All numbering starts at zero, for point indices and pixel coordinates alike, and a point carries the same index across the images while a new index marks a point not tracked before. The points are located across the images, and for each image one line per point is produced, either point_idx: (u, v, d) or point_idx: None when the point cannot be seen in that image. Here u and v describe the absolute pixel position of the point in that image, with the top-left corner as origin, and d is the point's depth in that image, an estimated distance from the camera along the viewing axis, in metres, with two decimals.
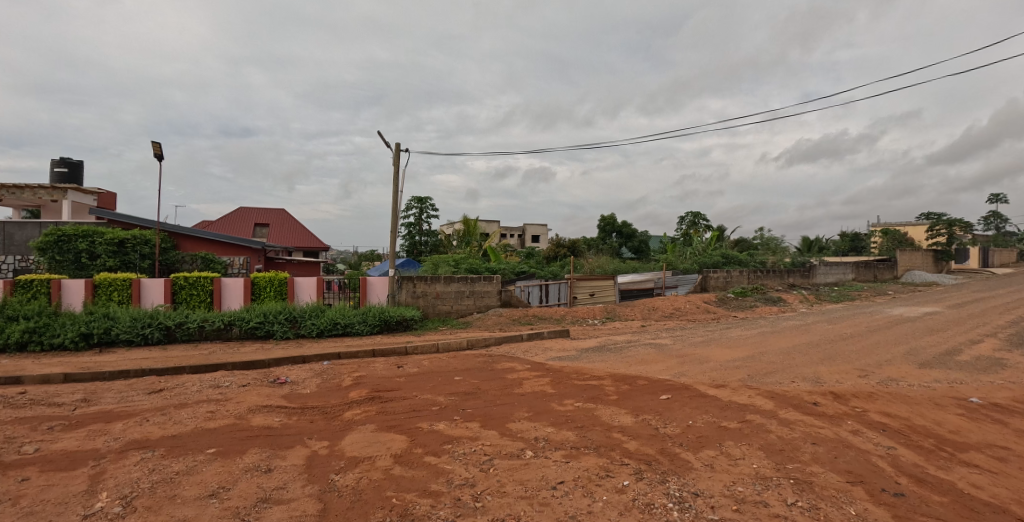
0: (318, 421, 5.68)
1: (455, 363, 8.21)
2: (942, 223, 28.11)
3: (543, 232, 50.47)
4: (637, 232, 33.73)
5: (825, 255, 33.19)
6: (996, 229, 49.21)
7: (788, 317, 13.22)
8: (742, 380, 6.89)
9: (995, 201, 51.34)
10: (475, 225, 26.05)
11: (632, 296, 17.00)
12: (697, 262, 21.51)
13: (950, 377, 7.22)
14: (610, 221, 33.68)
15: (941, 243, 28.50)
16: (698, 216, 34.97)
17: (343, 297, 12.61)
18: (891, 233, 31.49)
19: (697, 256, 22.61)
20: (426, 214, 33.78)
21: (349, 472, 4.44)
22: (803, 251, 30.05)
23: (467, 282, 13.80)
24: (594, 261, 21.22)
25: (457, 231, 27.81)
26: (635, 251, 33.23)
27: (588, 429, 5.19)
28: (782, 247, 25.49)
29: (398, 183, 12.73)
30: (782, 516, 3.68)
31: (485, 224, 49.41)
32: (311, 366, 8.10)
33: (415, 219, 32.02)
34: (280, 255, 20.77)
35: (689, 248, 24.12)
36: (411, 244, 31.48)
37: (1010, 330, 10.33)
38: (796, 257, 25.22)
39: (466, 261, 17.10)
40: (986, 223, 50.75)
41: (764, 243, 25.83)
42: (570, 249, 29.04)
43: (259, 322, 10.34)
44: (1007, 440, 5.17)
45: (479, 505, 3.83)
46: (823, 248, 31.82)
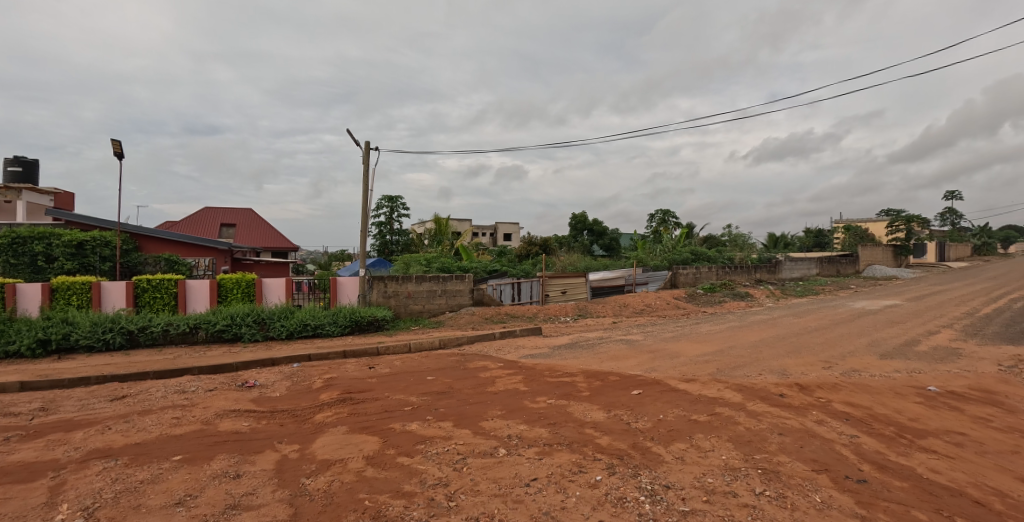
0: (288, 424, 5.56)
1: (428, 363, 8.16)
2: (902, 219, 29.20)
3: (516, 232, 50.64)
4: (608, 230, 34.04)
5: (791, 251, 34.17)
6: (951, 225, 51.43)
7: (756, 311, 13.57)
8: (711, 374, 7.03)
9: (950, 197, 53.52)
10: (446, 224, 25.87)
11: (603, 293, 17.15)
12: (668, 259, 21.83)
13: (909, 367, 7.50)
14: (581, 220, 33.84)
15: (899, 238, 29.64)
16: (668, 214, 35.60)
17: (313, 298, 12.40)
18: (854, 229, 32.25)
19: (668, 253, 22.98)
20: (398, 213, 33.44)
21: (320, 475, 4.36)
22: (769, 247, 30.85)
23: (439, 281, 13.73)
24: (566, 259, 21.34)
25: (429, 230, 27.61)
26: (607, 249, 33.58)
27: (560, 426, 5.21)
28: (749, 243, 26.11)
29: (368, 182, 12.56)
30: (751, 505, 3.75)
31: (458, 224, 49.27)
32: (280, 369, 7.93)
33: (386, 218, 31.72)
34: (247, 256, 20.33)
35: (659, 246, 24.43)
36: (382, 244, 31.15)
37: (964, 321, 10.81)
38: (764, 254, 25.87)
39: (438, 260, 16.99)
40: (941, 220, 53.04)
41: (732, 239, 26.43)
42: (542, 247, 29.15)
43: (226, 325, 10.06)
44: (963, 426, 5.40)
45: (452, 504, 3.80)
46: (788, 244, 32.75)
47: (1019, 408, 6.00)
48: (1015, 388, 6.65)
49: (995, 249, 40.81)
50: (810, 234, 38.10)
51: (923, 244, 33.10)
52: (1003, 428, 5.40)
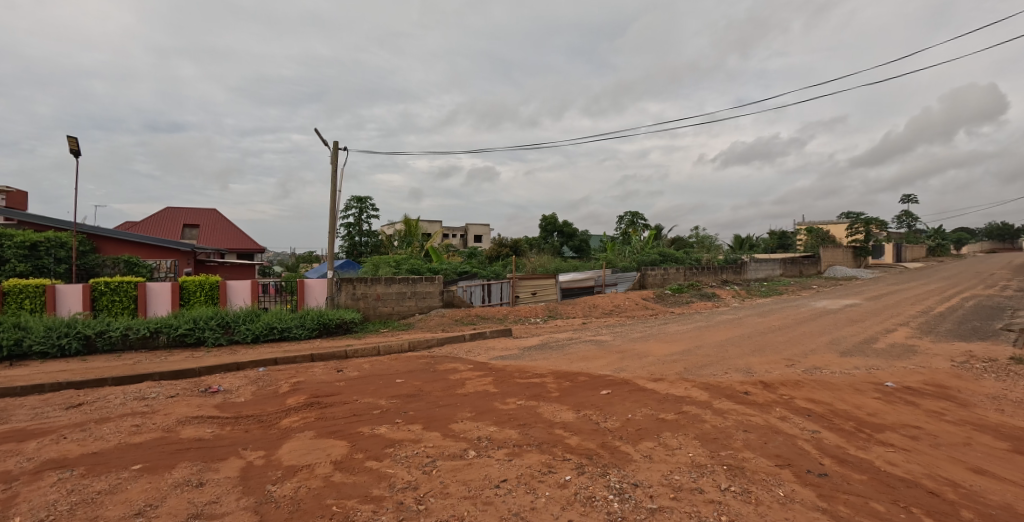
0: (253, 430, 5.42)
1: (397, 365, 8.07)
2: (861, 221, 30.28)
3: (487, 233, 50.73)
4: (578, 232, 34.37)
5: (757, 252, 35.05)
6: (907, 227, 53.61)
7: (722, 311, 13.86)
8: (679, 374, 7.14)
9: (908, 201, 55.56)
10: (416, 225, 25.71)
11: (573, 294, 17.28)
12: (637, 260, 22.16)
13: (868, 364, 7.77)
14: (552, 221, 34.05)
15: (859, 240, 30.72)
16: (637, 216, 36.19)
17: (280, 301, 12.15)
18: (816, 231, 33.33)
19: (637, 254, 23.33)
20: (369, 214, 33.03)
21: (286, 482, 4.25)
22: (735, 249, 31.60)
23: (408, 283, 13.62)
24: (536, 260, 21.43)
25: (398, 231, 27.35)
26: (576, 250, 33.89)
27: (530, 426, 5.21)
28: (716, 245, 26.73)
29: (336, 182, 12.38)
30: (717, 501, 3.82)
31: (429, 225, 49.05)
32: (246, 373, 7.73)
33: (355, 219, 31.36)
34: (212, 257, 19.80)
35: (629, 247, 24.76)
36: (351, 245, 30.76)
37: (918, 319, 11.27)
38: (730, 255, 26.50)
39: (407, 262, 16.86)
40: (898, 222, 55.41)
41: (699, 241, 27.00)
42: (513, 249, 29.19)
43: (188, 329, 9.75)
44: (918, 420, 5.62)
45: (422, 508, 3.76)
46: (754, 245, 33.61)
47: (969, 401, 6.28)
48: (965, 383, 6.96)
49: (947, 250, 42.81)
50: (775, 235, 39.20)
51: (880, 245, 34.41)
52: (955, 421, 5.64)
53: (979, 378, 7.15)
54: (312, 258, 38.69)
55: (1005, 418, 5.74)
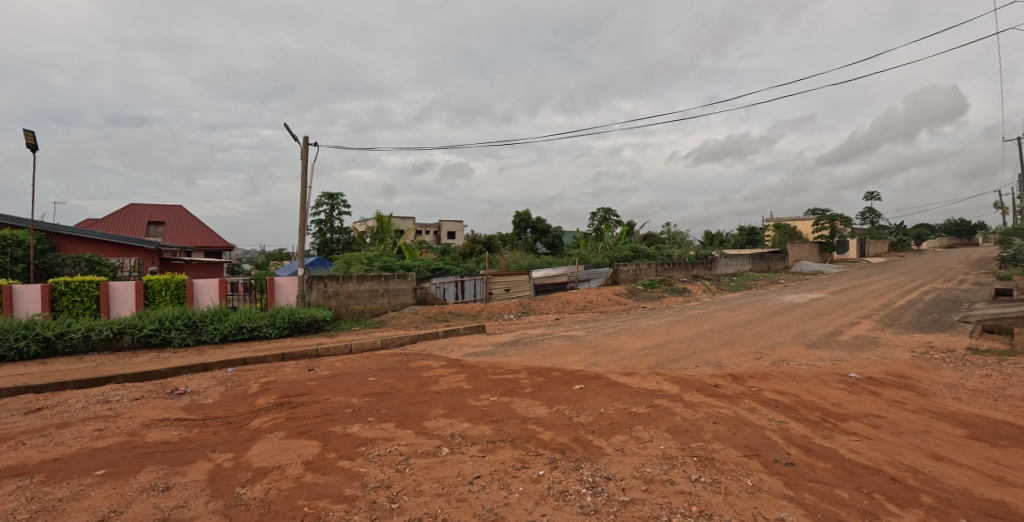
0: (222, 432, 5.30)
1: (370, 364, 7.98)
2: (827, 218, 31.18)
3: (461, 230, 50.67)
4: (551, 228, 34.54)
5: (727, 248, 35.74)
6: (870, 224, 55.41)
7: (693, 306, 14.09)
8: (651, 368, 7.24)
9: (871, 198, 57.38)
10: (389, 221, 25.48)
11: (547, 289, 17.28)
12: (610, 256, 22.37)
13: (833, 356, 8.00)
14: (526, 217, 34.09)
15: (825, 235, 31.61)
16: (610, 212, 36.56)
17: (249, 300, 11.89)
18: (783, 227, 34.17)
19: (609, 250, 23.56)
20: (340, 211, 32.53)
21: (256, 484, 4.17)
22: (706, 245, 32.18)
23: (380, 281, 13.49)
24: (510, 257, 21.45)
25: (370, 228, 27.01)
26: (550, 246, 34.07)
27: (503, 422, 5.22)
28: (687, 240, 27.17)
29: (306, 178, 12.16)
30: (687, 492, 3.89)
31: (402, 222, 48.69)
32: (214, 374, 7.55)
33: (326, 216, 30.89)
34: (178, 255, 19.24)
35: (602, 243, 24.97)
36: (322, 242, 30.27)
37: (880, 312, 11.65)
38: (702, 251, 26.99)
39: (380, 259, 16.74)
40: (862, 218, 57.28)
41: (671, 236, 27.39)
42: (486, 245, 29.15)
43: (154, 329, 9.47)
44: (880, 409, 5.81)
45: (395, 506, 3.73)
46: (724, 241, 34.32)
47: (929, 391, 6.52)
48: (925, 373, 7.24)
49: (908, 246, 44.48)
50: (744, 230, 40.02)
51: (845, 241, 35.48)
52: (915, 409, 5.86)
53: (937, 368, 7.44)
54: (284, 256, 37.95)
55: (961, 406, 5.99)
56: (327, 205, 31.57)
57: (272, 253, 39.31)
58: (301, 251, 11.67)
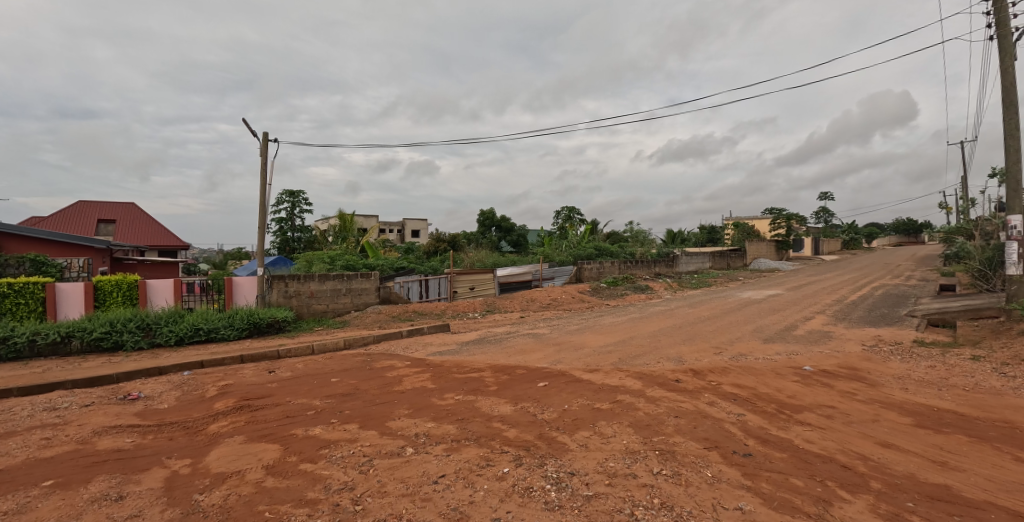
0: (178, 437, 5.13)
1: (333, 365, 7.85)
2: (782, 217, 32.34)
3: (424, 228, 50.46)
4: (516, 226, 34.78)
5: (687, 246, 36.62)
6: (824, 223, 57.68)
7: (655, 303, 14.36)
8: (614, 364, 7.35)
9: (825, 198, 59.65)
10: (351, 219, 25.10)
11: (511, 288, 17.52)
12: (573, 254, 22.63)
13: (789, 350, 8.31)
14: (490, 215, 34.14)
15: (781, 234, 32.79)
16: (575, 211, 37.03)
17: (206, 300, 11.55)
18: (742, 226, 35.22)
19: (572, 248, 23.80)
20: (302, 209, 31.85)
21: (214, 490, 4.05)
22: (668, 244, 32.93)
23: (343, 280, 13.28)
24: (474, 255, 21.40)
25: (333, 226, 26.51)
26: (514, 245, 34.33)
27: (468, 421, 5.21)
28: (650, 239, 27.82)
29: (266, 174, 11.86)
30: (649, 485, 3.97)
31: (365, 221, 48.14)
32: (170, 378, 7.28)
33: (287, 214, 30.23)
34: (129, 255, 18.47)
35: (566, 241, 25.19)
36: (283, 241, 29.61)
37: (833, 307, 12.13)
38: (665, 249, 27.59)
39: (342, 258, 16.55)
40: (816, 218, 59.46)
41: (633, 235, 27.95)
42: (451, 244, 29.05)
43: (105, 332, 9.08)
44: (832, 400, 6.06)
45: (358, 508, 3.68)
46: (685, 240, 35.18)
47: (878, 382, 6.84)
48: (875, 365, 7.58)
49: (859, 243, 46.55)
50: (705, 229, 41.03)
51: (800, 239, 36.87)
52: (865, 400, 6.13)
53: (886, 360, 7.81)
54: (243, 256, 36.87)
55: (908, 395, 6.30)
56: (288, 203, 30.84)
57: (231, 253, 38.14)
58: (260, 250, 11.39)
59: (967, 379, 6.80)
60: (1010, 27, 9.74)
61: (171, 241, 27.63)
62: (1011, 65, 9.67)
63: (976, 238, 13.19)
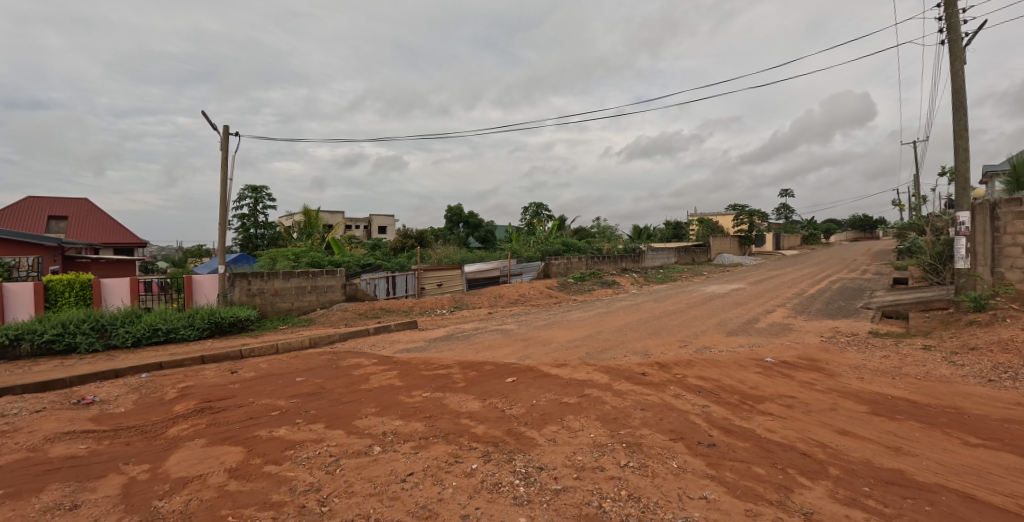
0: (136, 442, 4.95)
1: (297, 364, 7.70)
2: (745, 213, 33.22)
3: (391, 224, 50.06)
4: (483, 222, 34.81)
5: (653, 242, 37.27)
6: (785, 219, 59.59)
7: (621, 298, 14.57)
8: (581, 358, 7.43)
9: (786, 195, 61.38)
10: (317, 215, 24.67)
11: (479, 284, 17.58)
12: (541, 250, 22.76)
13: (751, 342, 8.58)
14: (458, 211, 34.06)
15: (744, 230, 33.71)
16: (543, 207, 37.28)
17: (164, 300, 11.24)
18: (707, 222, 36.06)
19: (540, 244, 23.92)
20: (266, 205, 31.11)
21: (175, 495, 3.94)
22: (634, 239, 33.56)
23: (308, 277, 13.04)
24: (442, 251, 21.28)
25: (298, 223, 25.97)
26: (482, 241, 34.38)
27: (436, 418, 5.20)
28: (616, 235, 28.33)
29: (228, 169, 11.54)
30: (616, 477, 4.04)
31: (330, 217, 47.40)
32: (126, 381, 7.02)
33: (249, 210, 29.47)
34: (81, 252, 17.71)
35: (535, 237, 25.32)
36: (246, 238, 28.89)
37: (792, 300, 12.54)
38: (631, 245, 28.09)
39: (306, 254, 16.23)
40: (776, 213, 61.28)
41: (601, 231, 28.41)
42: (418, 240, 28.89)
43: (56, 334, 8.69)
44: (792, 390, 6.29)
45: (325, 509, 3.63)
46: (650, 235, 35.86)
47: (836, 371, 7.12)
48: (832, 355, 7.90)
49: (818, 239, 48.39)
50: (671, 225, 41.88)
51: (762, 235, 37.97)
52: (823, 389, 6.38)
53: (843, 351, 8.12)
54: (204, 253, 35.76)
55: (864, 385, 6.57)
56: (250, 199, 30.05)
57: (191, 250, 36.94)
58: (221, 247, 11.07)
59: (919, 367, 7.14)
60: (960, 32, 10.23)
61: (127, 238, 26.65)
62: (960, 69, 10.16)
63: (927, 233, 13.83)
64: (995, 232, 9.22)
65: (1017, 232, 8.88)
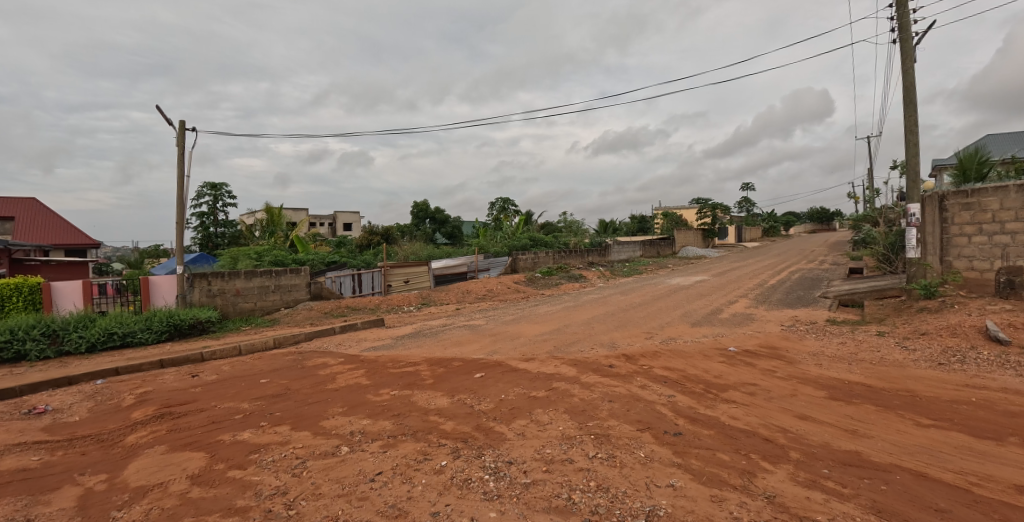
0: (93, 452, 4.77)
1: (261, 365, 7.54)
2: (708, 207, 34.07)
3: (356, 221, 49.35)
4: (450, 218, 34.69)
5: (619, 235, 37.84)
6: (746, 212, 61.33)
7: (588, 292, 14.74)
8: (549, 352, 7.50)
9: (747, 189, 63.18)
10: (279, 213, 24.07)
11: (446, 281, 17.52)
12: (509, 245, 22.81)
13: (715, 332, 8.82)
14: (424, 207, 33.89)
15: (708, 223, 34.60)
16: (510, 203, 37.40)
17: (120, 303, 10.86)
18: (671, 215, 36.85)
19: (508, 239, 23.98)
20: (226, 202, 30.20)
21: (134, 505, 3.81)
22: (601, 233, 34.10)
23: (271, 276, 12.75)
24: (409, 247, 21.13)
25: (260, 221, 25.30)
26: (449, 237, 34.29)
27: (404, 416, 5.18)
28: (583, 229, 28.71)
29: (184, 166, 11.17)
30: (585, 469, 4.10)
31: (293, 214, 46.44)
32: (81, 389, 6.74)
33: (209, 208, 28.55)
34: (29, 255, 16.84)
35: (501, 232, 25.39)
36: (205, 237, 28.02)
37: (752, 291, 12.93)
38: (597, 239, 28.49)
39: (269, 253, 15.86)
40: (738, 207, 62.92)
41: (567, 225, 28.76)
42: (385, 237, 28.67)
43: (4, 342, 8.27)
44: (754, 378, 6.50)
45: (292, 512, 3.57)
46: (616, 229, 36.44)
47: (796, 359, 7.40)
48: (792, 343, 8.21)
49: (778, 231, 50.07)
50: (637, 219, 42.59)
51: (725, 228, 39.06)
52: (784, 376, 6.62)
53: (802, 338, 8.45)
54: (161, 254, 34.45)
55: (822, 371, 6.84)
56: (210, 196, 29.16)
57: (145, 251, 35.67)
58: (178, 248, 10.72)
59: (874, 353, 7.49)
60: (910, 32, 10.71)
61: (79, 239, 25.48)
62: (910, 67, 10.63)
63: (881, 224, 14.46)
64: (944, 223, 9.69)
65: (963, 223, 9.30)
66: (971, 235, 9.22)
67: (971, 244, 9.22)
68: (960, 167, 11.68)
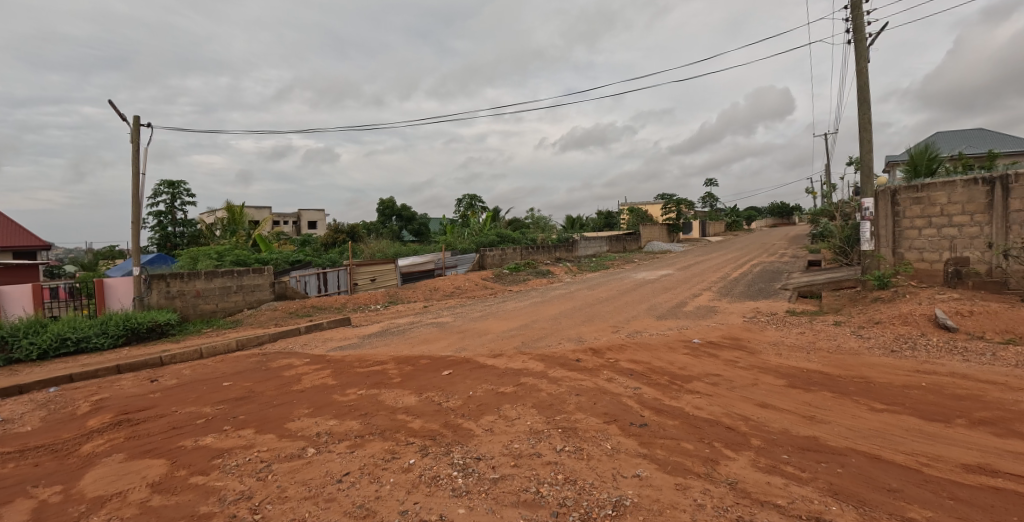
0: (46, 463, 4.58)
1: (223, 368, 7.36)
2: (673, 202, 34.83)
3: (321, 219, 48.44)
4: (417, 215, 34.46)
5: (586, 231, 38.27)
6: (711, 207, 62.91)
7: (555, 287, 14.85)
8: (517, 348, 7.56)
9: (711, 185, 64.81)
10: (241, 211, 23.42)
11: (413, 279, 17.25)
12: (477, 241, 22.79)
13: (679, 325, 9.04)
14: (390, 205, 33.56)
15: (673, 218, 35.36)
16: (477, 199, 37.38)
17: (73, 307, 10.36)
18: (637, 211, 37.52)
19: (477, 236, 23.95)
20: (185, 201, 29.17)
21: (91, 516, 3.69)
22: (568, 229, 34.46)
23: (233, 277, 12.42)
24: (375, 245, 20.89)
25: (222, 220, 24.53)
26: (417, 234, 34.04)
27: (372, 415, 5.15)
28: (550, 225, 28.95)
29: (139, 163, 10.77)
30: (553, 462, 4.18)
31: (255, 213, 45.24)
32: (32, 397, 6.45)
33: (167, 207, 27.53)
34: None
35: (468, 229, 25.34)
36: (163, 237, 27.02)
37: (715, 284, 13.28)
38: (564, 234, 28.81)
39: (230, 253, 15.43)
40: (703, 202, 64.44)
41: (535, 221, 28.97)
42: (350, 235, 28.27)
43: None
44: (718, 368, 6.71)
45: (258, 517, 3.53)
46: (583, 225, 36.85)
47: (757, 349, 7.67)
48: (754, 333, 8.50)
49: (741, 226, 51.61)
50: (604, 215, 43.21)
51: (689, 223, 39.99)
52: (746, 366, 6.85)
53: (763, 329, 8.75)
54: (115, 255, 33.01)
55: (782, 360, 7.11)
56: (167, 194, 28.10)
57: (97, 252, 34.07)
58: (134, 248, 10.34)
59: (830, 342, 7.83)
60: (864, 33, 11.15)
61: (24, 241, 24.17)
62: (864, 67, 11.08)
63: (838, 218, 15.05)
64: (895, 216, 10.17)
65: (913, 216, 9.79)
66: (921, 228, 9.71)
67: (921, 236, 9.71)
68: (911, 163, 12.26)
